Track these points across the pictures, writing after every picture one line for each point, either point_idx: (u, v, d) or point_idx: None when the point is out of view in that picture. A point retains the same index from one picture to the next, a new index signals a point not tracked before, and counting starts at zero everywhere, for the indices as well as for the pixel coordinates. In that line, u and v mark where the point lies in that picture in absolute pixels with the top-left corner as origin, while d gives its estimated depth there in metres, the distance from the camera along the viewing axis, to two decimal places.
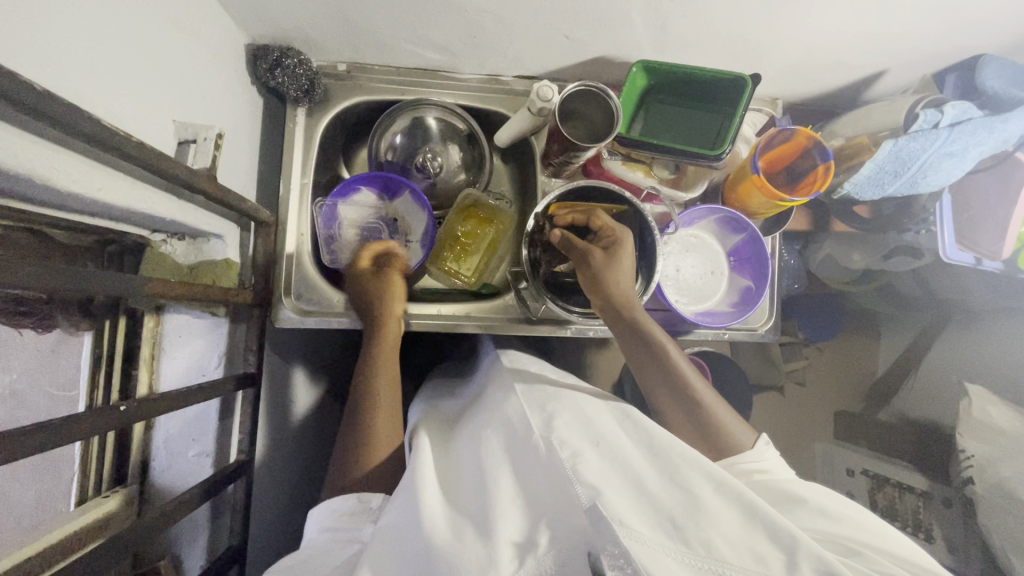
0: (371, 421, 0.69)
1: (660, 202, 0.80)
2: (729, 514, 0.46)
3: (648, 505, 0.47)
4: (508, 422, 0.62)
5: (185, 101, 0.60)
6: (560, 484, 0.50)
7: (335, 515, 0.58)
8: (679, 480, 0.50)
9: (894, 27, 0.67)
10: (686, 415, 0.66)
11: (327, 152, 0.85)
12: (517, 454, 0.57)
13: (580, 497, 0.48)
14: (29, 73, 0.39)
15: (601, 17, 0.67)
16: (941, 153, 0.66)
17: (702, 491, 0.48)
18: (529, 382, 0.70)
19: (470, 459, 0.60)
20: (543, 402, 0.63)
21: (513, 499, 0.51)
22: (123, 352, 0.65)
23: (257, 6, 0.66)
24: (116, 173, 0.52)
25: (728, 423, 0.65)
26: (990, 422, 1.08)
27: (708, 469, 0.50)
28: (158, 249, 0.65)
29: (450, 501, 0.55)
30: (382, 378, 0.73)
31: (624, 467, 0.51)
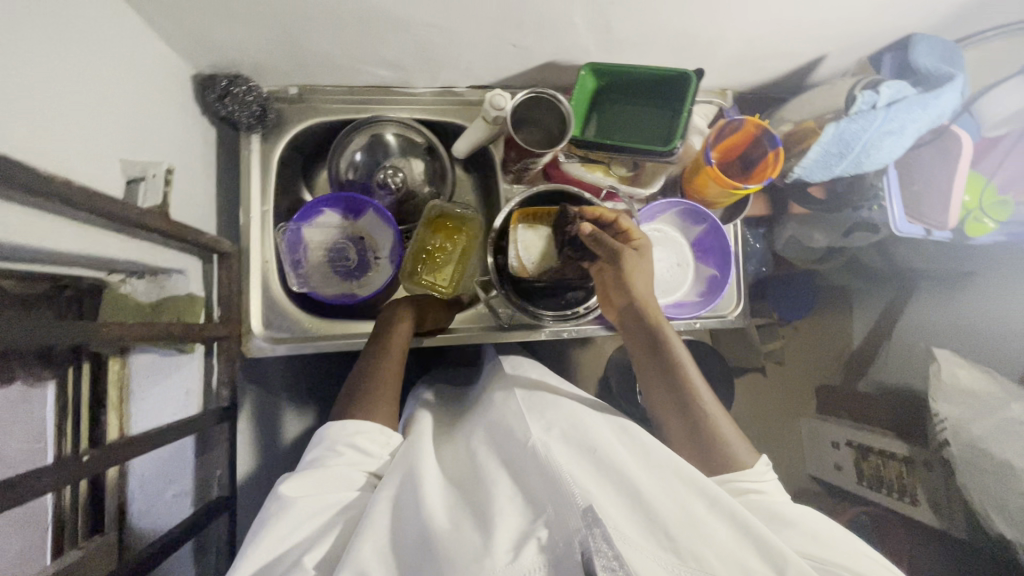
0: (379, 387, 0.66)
1: (620, 200, 0.81)
2: (722, 527, 0.50)
3: (644, 517, 0.50)
4: (505, 426, 0.63)
5: (131, 138, 0.59)
6: (555, 478, 0.51)
7: (360, 436, 0.60)
8: (675, 492, 0.53)
9: (828, 14, 0.69)
10: (691, 432, 0.65)
11: (286, 176, 0.84)
12: (515, 457, 0.58)
13: (576, 496, 0.49)
14: None
15: (545, 23, 0.68)
16: (882, 133, 0.68)
17: (698, 507, 0.51)
18: (528, 387, 0.71)
19: (470, 466, 0.61)
20: (542, 409, 0.65)
21: (511, 497, 0.52)
22: (90, 399, 0.63)
23: (198, 35, 0.65)
24: (61, 219, 0.51)
25: (732, 443, 0.63)
26: (960, 384, 1.11)
27: (704, 482, 0.53)
28: (118, 289, 0.64)
29: (449, 498, 0.55)
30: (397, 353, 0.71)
31: (621, 477, 0.54)
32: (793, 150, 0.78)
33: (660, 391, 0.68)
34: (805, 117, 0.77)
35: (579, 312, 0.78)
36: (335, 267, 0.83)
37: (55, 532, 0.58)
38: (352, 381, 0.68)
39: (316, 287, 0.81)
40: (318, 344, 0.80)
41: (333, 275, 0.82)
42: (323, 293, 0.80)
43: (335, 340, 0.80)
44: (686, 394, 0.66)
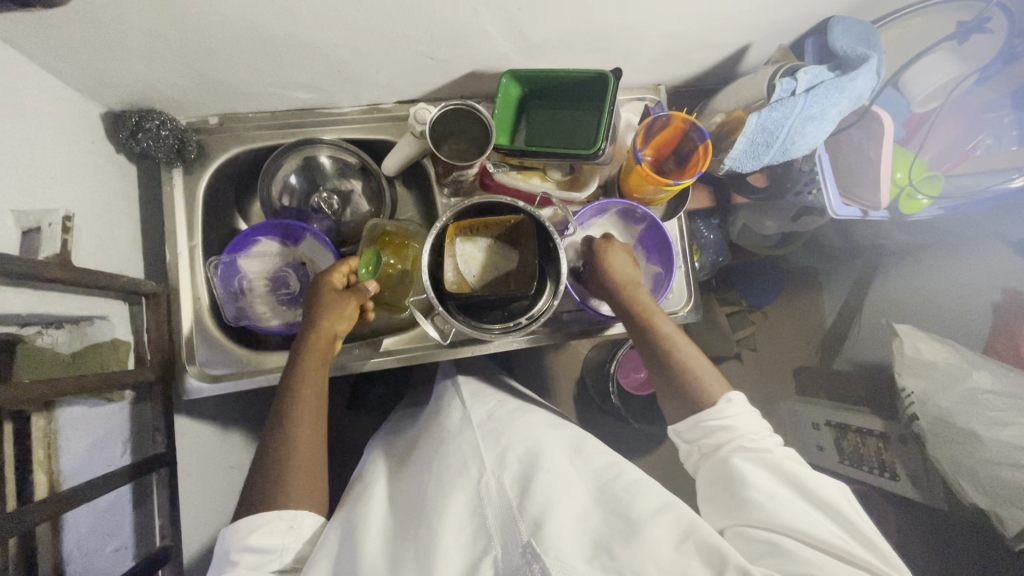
0: (286, 456, 0.59)
1: (553, 205, 0.80)
2: (666, 534, 0.49)
3: (589, 536, 0.50)
4: (461, 454, 0.61)
5: (30, 186, 0.57)
6: (506, 522, 0.52)
7: (255, 534, 0.53)
8: (619, 508, 0.53)
9: (740, 4, 0.69)
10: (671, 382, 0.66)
11: (216, 208, 0.82)
12: (471, 490, 0.56)
13: (521, 533, 0.50)
14: None
15: (456, 35, 0.67)
16: (803, 118, 0.67)
17: (640, 515, 0.51)
18: (486, 410, 0.69)
19: (417, 498, 0.60)
20: (498, 434, 0.63)
21: (455, 535, 0.52)
22: (14, 458, 0.57)
23: (99, 72, 0.63)
24: None
25: (707, 384, 0.64)
26: (922, 357, 1.11)
27: (648, 494, 0.54)
28: (33, 342, 0.60)
29: (388, 545, 0.55)
30: (304, 397, 0.64)
31: (573, 498, 0.54)
32: (723, 142, 0.78)
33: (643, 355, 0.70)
34: (733, 107, 0.77)
35: (522, 322, 0.75)
36: (278, 296, 0.81)
37: None
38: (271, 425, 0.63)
39: (258, 317, 0.79)
40: (259, 380, 0.76)
41: (277, 303, 0.80)
42: (265, 324, 0.78)
43: (275, 373, 0.76)
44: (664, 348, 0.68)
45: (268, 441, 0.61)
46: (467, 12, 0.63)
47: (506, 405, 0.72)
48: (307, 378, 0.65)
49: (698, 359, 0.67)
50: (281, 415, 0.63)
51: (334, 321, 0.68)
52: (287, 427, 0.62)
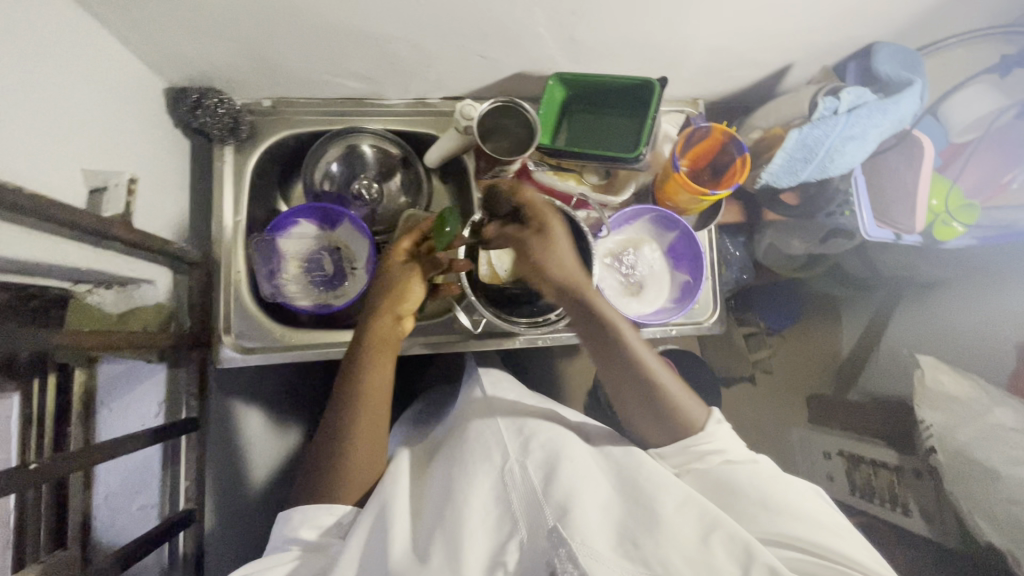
0: (352, 435, 0.63)
1: (590, 208, 0.81)
2: (689, 528, 0.49)
3: (614, 529, 0.50)
4: (485, 441, 0.63)
5: (100, 150, 0.60)
6: (532, 509, 0.53)
7: (305, 525, 0.59)
8: (643, 502, 0.53)
9: (787, 23, 0.71)
10: (647, 403, 0.65)
11: (261, 188, 0.85)
12: (495, 477, 0.58)
13: (546, 517, 0.51)
14: None
15: (509, 35, 0.70)
16: (844, 136, 0.69)
17: (663, 507, 0.51)
18: (509, 407, 0.70)
19: (441, 487, 0.61)
20: (521, 424, 0.65)
21: (481, 525, 0.54)
22: (54, 409, 0.63)
23: (168, 48, 0.66)
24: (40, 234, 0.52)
25: (683, 403, 0.65)
26: (942, 390, 1.10)
27: (671, 488, 0.54)
28: (84, 300, 0.64)
29: (414, 537, 0.56)
30: (372, 377, 0.66)
31: (597, 491, 0.55)
32: (761, 157, 0.79)
33: (609, 369, 0.68)
34: (773, 123, 0.79)
35: (551, 318, 0.76)
36: (310, 277, 0.82)
37: (17, 547, 0.59)
38: (339, 410, 0.65)
39: (289, 296, 0.80)
40: (289, 354, 0.79)
41: (308, 284, 0.82)
42: (297, 303, 0.79)
43: (307, 350, 0.79)
44: (639, 364, 0.66)
45: (336, 418, 0.65)
46: (522, 12, 0.65)
47: (529, 407, 0.71)
48: (376, 360, 0.67)
49: (664, 369, 0.67)
50: (349, 394, 0.65)
51: (400, 302, 0.69)
52: (356, 412, 0.64)
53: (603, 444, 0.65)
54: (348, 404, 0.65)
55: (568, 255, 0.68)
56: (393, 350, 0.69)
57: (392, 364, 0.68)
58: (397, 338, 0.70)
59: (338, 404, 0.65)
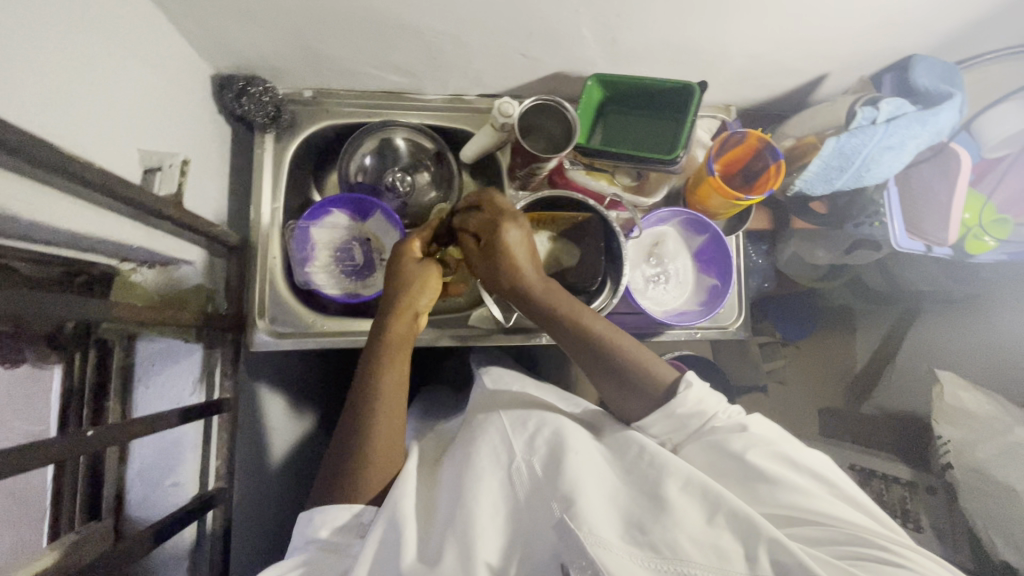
0: (371, 430, 0.63)
1: (625, 209, 0.82)
2: (694, 509, 0.50)
3: (622, 517, 0.51)
4: (489, 435, 0.62)
5: (152, 131, 0.61)
6: (541, 501, 0.54)
7: (325, 525, 0.57)
8: (648, 486, 0.53)
9: (828, 33, 0.72)
10: (618, 379, 0.66)
11: (297, 177, 0.86)
12: (502, 472, 0.58)
13: (552, 509, 0.52)
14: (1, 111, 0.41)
15: (553, 35, 0.71)
16: (882, 146, 0.70)
17: (668, 489, 0.52)
18: (516, 402, 0.70)
19: (453, 477, 0.61)
20: (525, 419, 0.64)
21: (490, 518, 0.54)
22: (94, 385, 0.65)
23: (219, 34, 0.68)
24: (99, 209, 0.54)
25: (650, 364, 0.65)
26: (962, 406, 1.09)
27: (673, 465, 0.54)
28: (129, 277, 0.65)
29: (424, 530, 0.56)
30: (390, 372, 0.66)
31: (601, 480, 0.56)
32: (794, 164, 0.79)
33: (576, 352, 0.68)
34: (807, 132, 0.79)
35: None
36: (341, 266, 0.83)
37: (53, 514, 0.61)
38: (355, 407, 0.65)
39: (319, 284, 0.81)
40: (319, 342, 0.80)
41: (338, 273, 0.83)
42: (327, 291, 0.80)
43: (338, 339, 0.80)
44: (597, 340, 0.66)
45: (354, 413, 0.64)
46: (568, 13, 0.66)
47: (533, 399, 0.71)
48: (394, 356, 0.67)
49: (625, 339, 0.67)
50: (366, 389, 0.65)
51: (418, 298, 0.70)
52: (373, 407, 0.64)
53: (606, 430, 0.64)
54: (367, 399, 0.64)
55: (522, 245, 0.67)
56: (408, 347, 0.69)
57: (408, 360, 0.69)
58: (413, 336, 0.70)
59: (356, 400, 0.65)
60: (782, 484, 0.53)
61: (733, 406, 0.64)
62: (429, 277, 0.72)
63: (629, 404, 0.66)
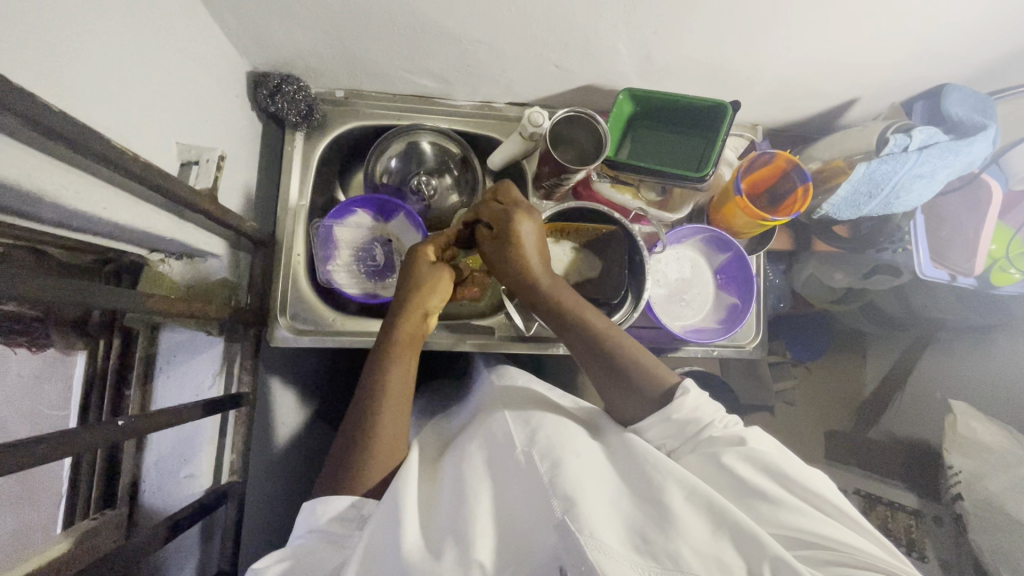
0: (379, 424, 0.62)
1: (648, 223, 0.82)
2: (698, 521, 0.48)
3: (623, 524, 0.49)
4: (489, 433, 0.61)
5: (189, 124, 0.62)
6: (538, 498, 0.51)
7: (326, 517, 0.55)
8: (651, 492, 0.51)
9: (863, 59, 0.72)
10: (625, 383, 0.65)
11: (324, 175, 0.87)
12: (498, 473, 0.57)
13: (553, 509, 0.48)
14: (54, 101, 0.42)
15: (589, 48, 0.71)
16: (912, 175, 0.71)
17: (673, 498, 0.50)
18: (518, 397, 0.68)
19: (453, 475, 0.59)
20: (527, 417, 0.62)
21: (491, 519, 0.52)
22: (116, 373, 0.66)
23: (258, 32, 0.69)
24: (138, 201, 0.54)
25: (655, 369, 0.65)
26: (975, 438, 1.08)
27: (679, 473, 0.52)
28: (157, 268, 0.65)
29: (428, 526, 0.53)
30: (397, 369, 0.66)
31: (602, 482, 0.53)
32: (820, 187, 0.80)
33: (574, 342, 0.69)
34: (835, 156, 0.80)
35: None
36: (362, 266, 0.83)
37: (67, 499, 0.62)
38: (360, 402, 0.65)
39: (339, 283, 0.80)
40: (335, 340, 0.80)
41: (360, 274, 0.83)
42: (347, 291, 0.80)
43: (354, 337, 0.80)
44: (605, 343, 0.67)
45: (360, 408, 0.64)
46: (606, 27, 0.67)
47: (542, 400, 0.69)
48: (402, 353, 0.67)
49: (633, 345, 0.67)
50: (375, 384, 0.65)
51: (428, 298, 0.71)
52: (376, 404, 0.63)
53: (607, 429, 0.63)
54: (374, 395, 0.64)
55: (533, 235, 0.69)
56: (416, 345, 0.69)
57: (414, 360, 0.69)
58: (422, 335, 0.71)
59: (363, 395, 0.65)
60: (794, 507, 0.50)
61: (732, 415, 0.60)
62: (441, 277, 0.73)
63: (624, 402, 0.65)
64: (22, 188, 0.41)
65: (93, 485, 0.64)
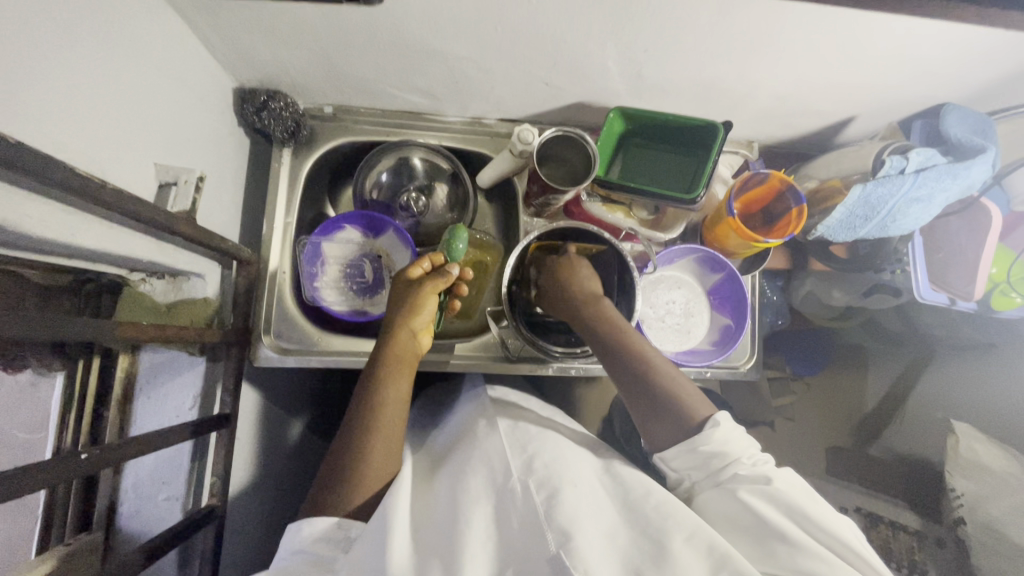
0: (364, 444, 0.60)
1: (638, 241, 0.81)
2: (698, 567, 0.45)
3: (618, 561, 0.47)
4: (486, 455, 0.59)
5: (169, 144, 0.61)
6: (532, 534, 0.49)
7: (310, 538, 0.53)
8: (650, 532, 0.49)
9: (859, 79, 0.70)
10: (662, 410, 0.62)
11: (312, 191, 0.86)
12: (494, 498, 0.54)
13: (547, 542, 0.46)
14: (20, 129, 0.41)
15: (579, 67, 0.70)
16: (907, 199, 0.70)
17: (673, 540, 0.48)
18: (513, 419, 0.67)
19: (444, 498, 0.56)
20: (524, 443, 0.60)
21: (483, 542, 0.49)
22: (95, 393, 0.65)
23: (243, 49, 0.68)
24: (113, 226, 0.53)
25: (694, 397, 0.62)
26: (977, 460, 1.05)
27: (681, 517, 0.50)
28: (137, 288, 0.64)
29: (417, 543, 0.50)
30: (385, 390, 0.64)
31: (599, 515, 0.51)
32: (816, 207, 0.78)
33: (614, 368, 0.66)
34: (831, 176, 0.78)
35: (588, 350, 0.75)
36: (350, 283, 0.82)
37: (43, 522, 0.61)
38: (348, 424, 0.63)
39: (327, 302, 0.79)
40: (323, 360, 0.78)
41: (347, 291, 0.82)
42: (334, 308, 0.79)
43: (341, 356, 0.79)
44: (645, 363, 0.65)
45: (348, 429, 0.62)
46: (597, 46, 0.66)
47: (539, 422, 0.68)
48: (390, 372, 0.66)
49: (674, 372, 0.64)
50: (361, 405, 0.63)
51: (414, 316, 0.69)
52: (364, 426, 0.62)
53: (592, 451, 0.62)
54: (365, 417, 0.62)
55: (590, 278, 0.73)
56: (408, 365, 0.68)
57: (408, 380, 0.67)
58: (414, 355, 0.69)
59: (352, 416, 0.63)
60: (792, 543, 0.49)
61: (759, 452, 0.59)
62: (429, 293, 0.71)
63: (661, 430, 0.61)
64: None
65: (68, 510, 0.63)
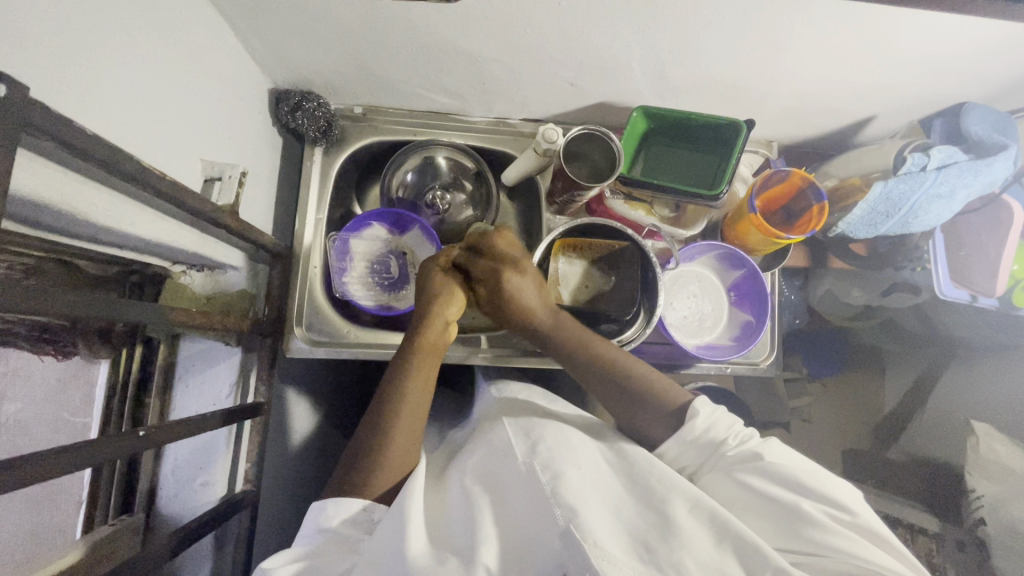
0: (393, 430, 0.62)
1: (661, 238, 0.83)
2: (702, 534, 0.47)
3: (627, 532, 0.48)
4: (491, 444, 0.60)
5: (213, 142, 0.64)
6: (541, 509, 0.49)
7: (338, 518, 0.55)
8: (653, 503, 0.50)
9: (879, 79, 0.72)
10: (630, 398, 0.66)
11: (341, 189, 0.88)
12: (502, 484, 0.55)
13: (556, 518, 0.47)
14: (87, 123, 0.44)
15: (604, 67, 0.72)
16: (929, 195, 0.72)
17: (676, 509, 0.48)
18: (521, 411, 0.68)
19: (459, 487, 0.57)
20: (529, 428, 0.60)
21: (494, 525, 0.50)
22: (138, 379, 0.69)
23: (281, 51, 0.71)
24: (164, 217, 0.56)
25: (664, 386, 0.66)
26: (999, 461, 1.04)
27: (682, 488, 0.51)
28: (178, 279, 0.67)
29: (434, 532, 0.52)
30: (416, 377, 0.66)
31: (604, 491, 0.52)
32: (835, 205, 0.80)
33: (577, 369, 0.70)
34: (851, 174, 0.79)
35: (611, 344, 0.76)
36: (376, 278, 0.84)
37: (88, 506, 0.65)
38: (376, 409, 0.64)
39: (355, 296, 0.81)
40: (351, 353, 0.81)
41: (374, 286, 0.83)
42: (362, 302, 0.81)
43: (369, 350, 0.81)
44: (612, 365, 0.68)
45: (377, 414, 0.64)
46: (620, 47, 0.68)
47: (546, 411, 0.68)
48: (423, 362, 0.67)
49: (644, 365, 0.68)
50: (393, 392, 0.65)
51: (447, 308, 0.71)
52: (392, 413, 0.63)
53: (611, 436, 0.63)
54: (391, 403, 0.64)
55: (526, 287, 0.70)
56: (437, 356, 0.69)
57: (435, 369, 0.69)
58: (443, 347, 0.71)
59: (382, 402, 0.64)
60: (796, 515, 0.50)
61: (745, 428, 0.61)
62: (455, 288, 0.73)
63: (636, 418, 0.66)
64: (49, 202, 0.42)
65: (112, 492, 0.67)
